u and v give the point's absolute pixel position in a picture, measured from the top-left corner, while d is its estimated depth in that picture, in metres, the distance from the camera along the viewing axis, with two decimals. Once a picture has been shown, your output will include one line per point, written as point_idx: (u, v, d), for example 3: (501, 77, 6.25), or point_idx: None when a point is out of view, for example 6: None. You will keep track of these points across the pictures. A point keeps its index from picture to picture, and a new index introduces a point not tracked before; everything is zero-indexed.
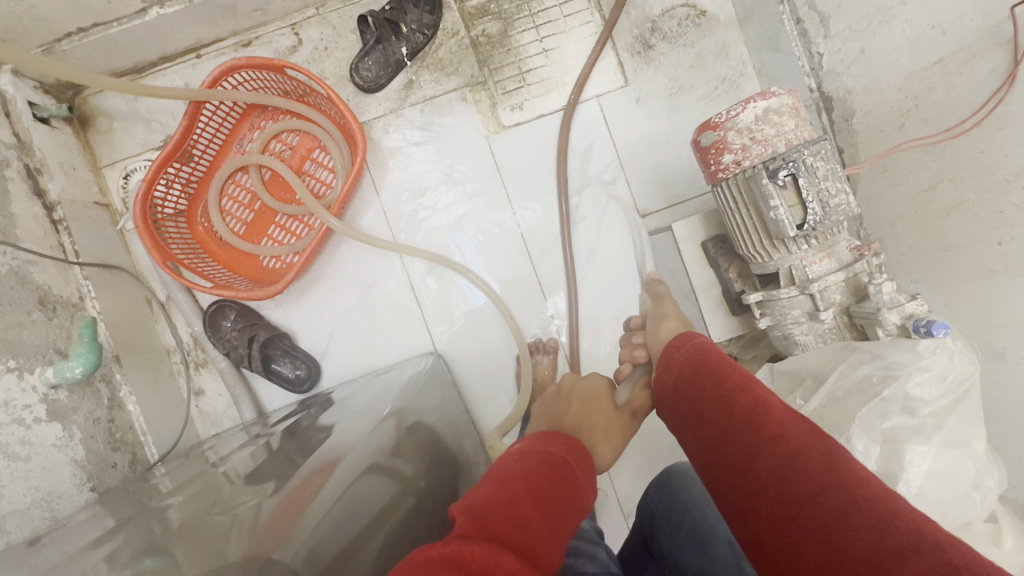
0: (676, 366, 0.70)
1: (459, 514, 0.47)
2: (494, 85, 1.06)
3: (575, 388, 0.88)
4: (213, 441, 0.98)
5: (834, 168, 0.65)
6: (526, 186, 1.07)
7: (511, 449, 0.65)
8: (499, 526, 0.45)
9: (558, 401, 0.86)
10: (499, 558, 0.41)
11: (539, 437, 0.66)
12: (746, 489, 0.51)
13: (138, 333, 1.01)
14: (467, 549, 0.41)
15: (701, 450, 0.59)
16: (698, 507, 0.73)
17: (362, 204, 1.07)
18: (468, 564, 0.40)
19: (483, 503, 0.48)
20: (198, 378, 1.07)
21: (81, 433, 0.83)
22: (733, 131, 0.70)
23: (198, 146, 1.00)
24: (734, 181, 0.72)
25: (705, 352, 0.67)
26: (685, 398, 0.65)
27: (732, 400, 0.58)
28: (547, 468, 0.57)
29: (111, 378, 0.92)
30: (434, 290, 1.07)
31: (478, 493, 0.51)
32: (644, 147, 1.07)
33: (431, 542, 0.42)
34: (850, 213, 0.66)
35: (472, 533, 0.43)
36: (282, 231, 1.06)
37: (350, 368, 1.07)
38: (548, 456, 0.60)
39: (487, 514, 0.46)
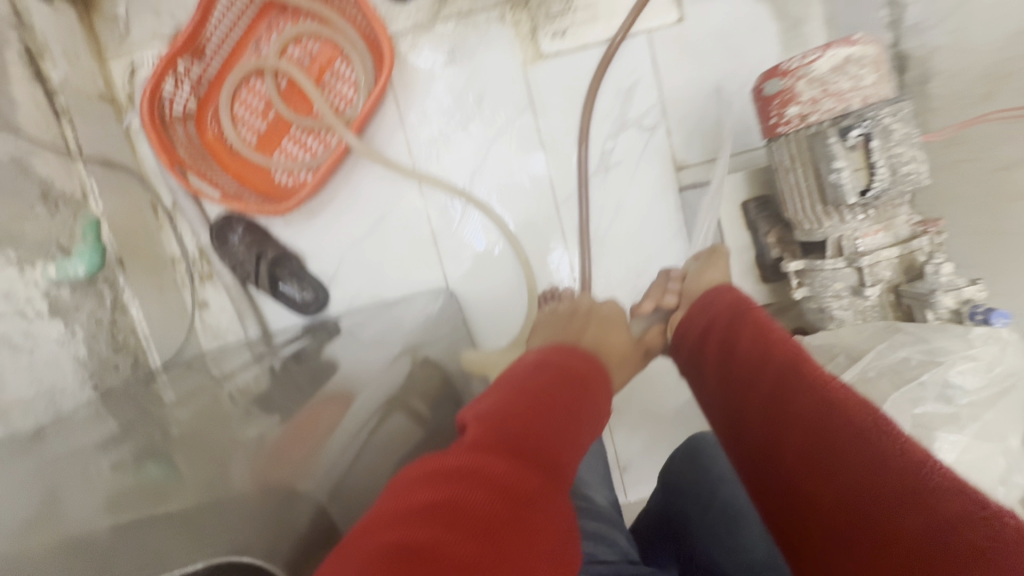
0: (711, 313, 0.67)
1: (474, 423, 0.44)
2: (537, 7, 0.96)
3: (594, 311, 0.78)
4: (216, 354, 0.98)
5: (911, 132, 0.59)
6: (559, 123, 1.00)
7: (526, 358, 0.61)
8: (517, 440, 0.42)
9: (573, 318, 0.76)
10: (517, 472, 0.39)
11: (555, 347, 0.62)
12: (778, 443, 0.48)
13: (141, 237, 0.97)
14: (485, 462, 0.39)
15: (727, 399, 0.57)
16: (733, 484, 0.70)
17: (383, 127, 1.00)
18: (485, 478, 0.38)
19: (501, 412, 0.46)
20: (202, 291, 1.03)
21: (83, 333, 0.81)
22: (803, 80, 0.62)
23: (211, 42, 0.93)
24: (794, 138, 0.66)
25: (744, 305, 0.65)
26: (716, 344, 0.62)
27: (771, 354, 0.55)
28: (569, 382, 0.54)
29: (114, 280, 0.89)
30: (449, 225, 1.03)
31: (492, 402, 0.48)
32: (690, 94, 0.99)
33: (448, 451, 0.40)
34: (918, 184, 0.61)
35: (489, 444, 0.41)
36: (296, 146, 0.99)
37: (358, 297, 1.04)
38: (563, 367, 0.56)
39: (505, 425, 0.44)
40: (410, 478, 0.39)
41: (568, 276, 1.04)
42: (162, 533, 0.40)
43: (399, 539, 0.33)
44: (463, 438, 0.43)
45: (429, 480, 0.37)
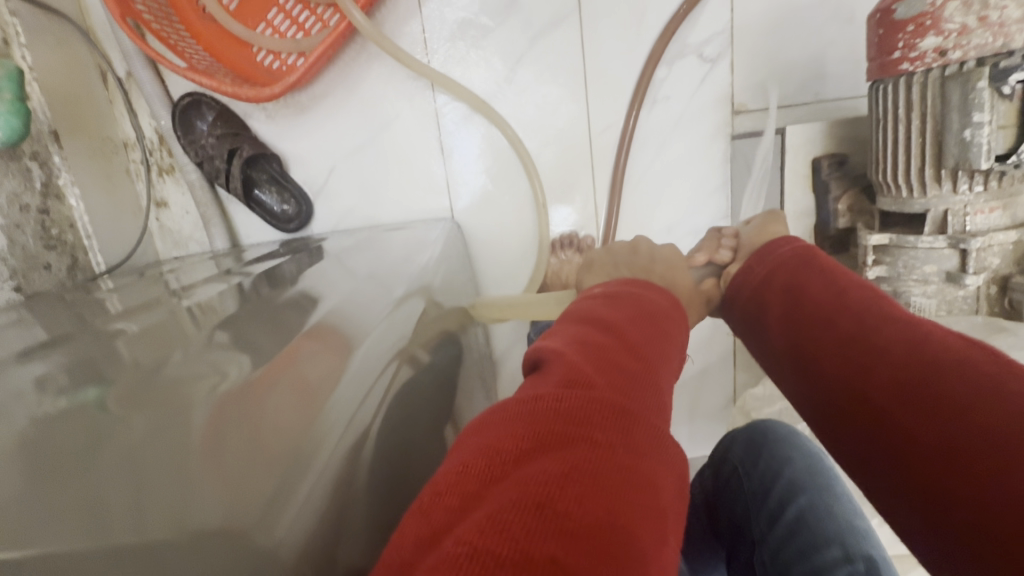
0: (775, 255, 0.58)
1: (554, 358, 0.36)
2: None
3: (656, 252, 0.64)
4: (176, 264, 0.83)
5: None
6: (607, 37, 0.84)
7: (590, 291, 0.52)
8: (607, 376, 0.34)
9: (634, 259, 0.62)
10: (613, 408, 0.31)
11: (621, 280, 0.53)
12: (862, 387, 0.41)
13: (85, 109, 0.78)
14: (581, 403, 0.31)
15: (791, 341, 0.50)
16: (810, 492, 0.56)
17: (396, 13, 0.82)
18: (581, 419, 0.30)
19: (580, 346, 0.38)
20: (161, 187, 0.87)
21: (1, 218, 0.65)
22: (958, 1, 0.48)
23: None
24: (923, 80, 0.53)
25: (812, 250, 0.56)
26: (781, 287, 0.54)
27: (855, 296, 0.47)
28: (650, 321, 0.46)
29: (47, 159, 0.72)
30: (464, 144, 0.87)
31: (564, 336, 0.40)
32: (766, 22, 0.83)
33: (514, 399, 0.32)
34: None
35: (577, 378, 0.33)
36: (287, 21, 0.80)
37: (347, 216, 0.89)
38: (636, 301, 0.48)
39: (592, 361, 0.36)
40: (482, 427, 0.31)
41: (593, 222, 0.91)
42: (157, 474, 0.31)
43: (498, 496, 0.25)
44: (541, 373, 0.35)
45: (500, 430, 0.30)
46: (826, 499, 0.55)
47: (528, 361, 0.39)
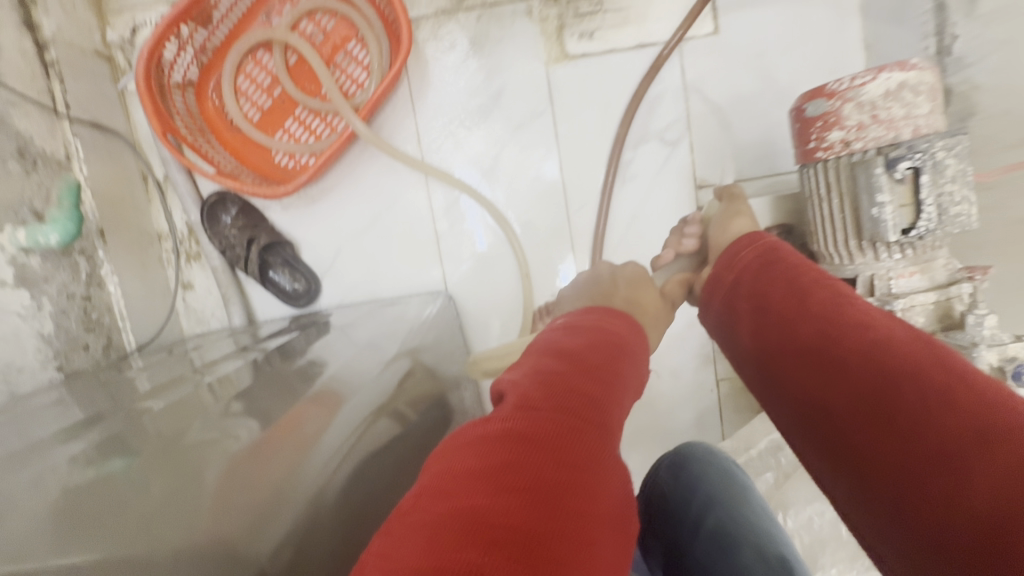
0: (740, 266, 0.65)
1: (512, 389, 0.42)
2: (566, 5, 0.93)
3: (619, 272, 0.73)
4: (198, 342, 0.92)
5: (965, 170, 0.55)
6: (579, 128, 0.96)
7: (555, 323, 0.59)
8: (565, 396, 0.41)
9: (602, 284, 0.71)
10: (568, 428, 0.37)
11: (586, 308, 0.59)
12: (828, 404, 0.47)
13: (126, 208, 0.90)
14: (536, 424, 0.37)
15: (763, 361, 0.56)
16: (726, 506, 0.63)
17: (394, 116, 0.95)
18: (540, 440, 0.36)
19: (540, 374, 0.43)
20: (188, 271, 0.98)
21: (52, 306, 0.75)
22: (851, 103, 0.58)
23: (218, 7, 0.86)
24: (834, 165, 0.61)
25: (775, 252, 0.63)
26: (750, 298, 0.60)
27: (809, 313, 0.53)
28: (609, 343, 0.52)
29: (92, 254, 0.83)
30: (456, 222, 0.98)
31: (524, 368, 0.46)
32: (717, 111, 0.95)
33: (481, 420, 0.38)
34: (968, 227, 0.56)
35: (533, 403, 0.39)
36: (301, 127, 0.94)
37: (352, 291, 0.99)
38: (595, 328, 0.54)
39: (546, 384, 0.42)
40: (442, 453, 0.37)
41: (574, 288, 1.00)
42: (170, 527, 0.38)
43: (452, 519, 0.31)
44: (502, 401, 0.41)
45: (468, 447, 0.36)
46: (740, 511, 0.62)
47: (496, 387, 0.45)
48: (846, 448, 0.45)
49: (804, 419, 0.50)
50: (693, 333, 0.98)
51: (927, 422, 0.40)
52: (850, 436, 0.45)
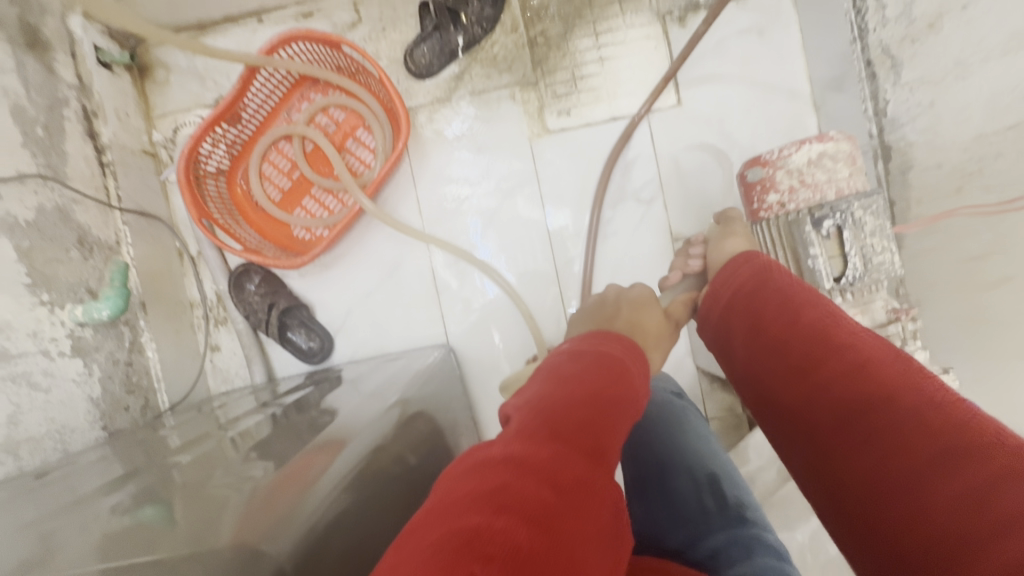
0: (734, 287, 0.65)
1: (517, 418, 0.46)
2: (544, 88, 1.06)
3: (622, 298, 0.80)
4: (223, 399, 1.01)
5: (883, 225, 0.64)
6: (561, 192, 1.07)
7: (560, 347, 0.64)
8: (563, 426, 0.44)
9: (605, 310, 0.77)
10: (566, 455, 0.42)
11: (587, 335, 0.63)
12: (819, 432, 0.48)
13: (164, 282, 1.03)
14: (533, 451, 0.41)
15: (757, 382, 0.57)
16: (659, 435, 0.77)
17: (397, 190, 1.08)
18: (536, 467, 0.40)
19: (543, 404, 0.47)
20: (215, 334, 1.08)
21: (100, 372, 0.85)
22: (782, 171, 0.67)
23: (247, 109, 1.02)
24: (774, 223, 0.69)
25: (767, 272, 0.63)
26: (744, 321, 0.61)
27: (801, 333, 0.54)
28: (611, 370, 0.55)
29: (135, 323, 0.94)
30: (455, 281, 1.08)
31: (529, 395, 0.50)
32: (686, 171, 1.06)
33: (489, 445, 0.42)
34: (892, 273, 0.65)
35: (532, 430, 0.43)
36: (316, 204, 1.07)
37: (361, 347, 1.08)
38: (598, 355, 0.58)
39: (547, 413, 0.46)
40: (450, 476, 0.42)
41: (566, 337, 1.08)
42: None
43: (446, 536, 0.35)
44: (505, 429, 0.46)
45: (476, 474, 0.40)
46: (670, 437, 0.76)
47: (504, 411, 0.50)
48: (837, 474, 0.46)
49: (797, 442, 0.51)
50: (680, 375, 1.05)
51: (906, 446, 0.41)
52: (839, 462, 0.46)
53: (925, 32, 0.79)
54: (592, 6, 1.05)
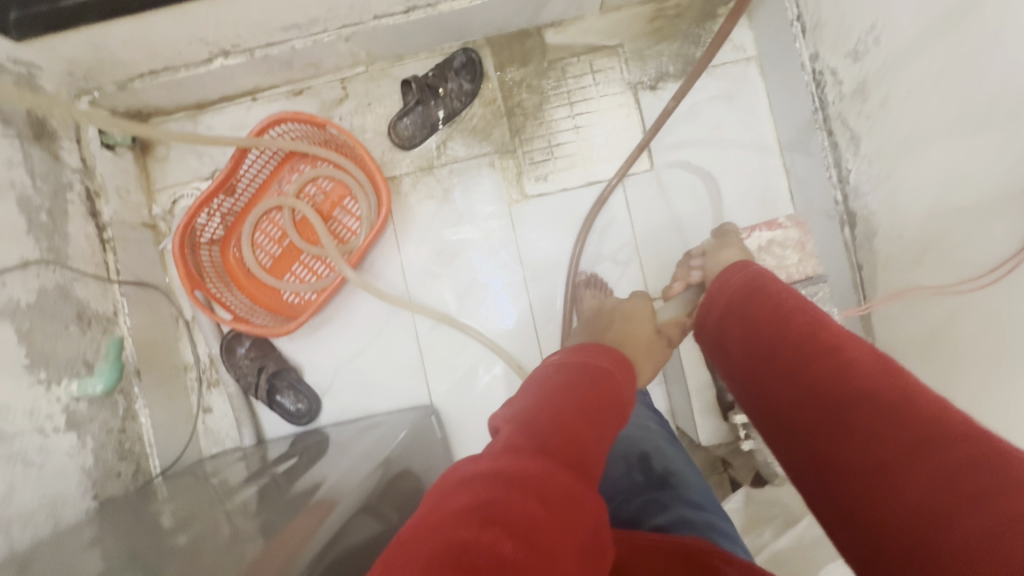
0: (729, 295, 0.72)
1: (507, 429, 0.50)
2: (522, 155, 1.11)
3: (617, 311, 0.86)
4: (213, 462, 1.04)
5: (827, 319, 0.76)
6: (541, 255, 1.11)
7: (550, 360, 0.67)
8: (551, 438, 0.48)
9: (602, 322, 0.83)
10: (549, 471, 0.44)
11: (585, 346, 0.68)
12: (805, 419, 0.53)
13: (159, 348, 1.07)
14: (522, 464, 0.44)
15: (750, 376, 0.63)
16: None
17: (382, 256, 1.11)
18: (523, 481, 0.43)
19: (531, 416, 0.51)
20: (208, 396, 1.13)
21: (93, 442, 0.89)
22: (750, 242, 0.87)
23: (241, 181, 1.08)
24: None
25: (761, 280, 0.69)
26: (742, 327, 0.67)
27: (788, 332, 0.59)
28: (601, 382, 0.60)
29: (129, 390, 0.98)
30: (438, 342, 1.11)
31: (519, 405, 0.54)
32: (661, 233, 1.10)
33: (479, 458, 0.46)
34: None
35: (520, 446, 0.46)
36: (305, 269, 1.12)
37: (347, 408, 1.11)
38: (588, 366, 0.62)
39: (536, 430, 0.49)
40: (440, 488, 0.45)
41: None
42: None
43: (442, 551, 0.38)
44: (496, 439, 0.49)
45: (463, 488, 0.43)
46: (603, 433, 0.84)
47: (495, 422, 0.53)
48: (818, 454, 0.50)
49: (786, 430, 0.55)
50: None
51: (871, 427, 0.46)
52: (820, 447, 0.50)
53: (877, 109, 0.81)
54: (566, 77, 1.10)
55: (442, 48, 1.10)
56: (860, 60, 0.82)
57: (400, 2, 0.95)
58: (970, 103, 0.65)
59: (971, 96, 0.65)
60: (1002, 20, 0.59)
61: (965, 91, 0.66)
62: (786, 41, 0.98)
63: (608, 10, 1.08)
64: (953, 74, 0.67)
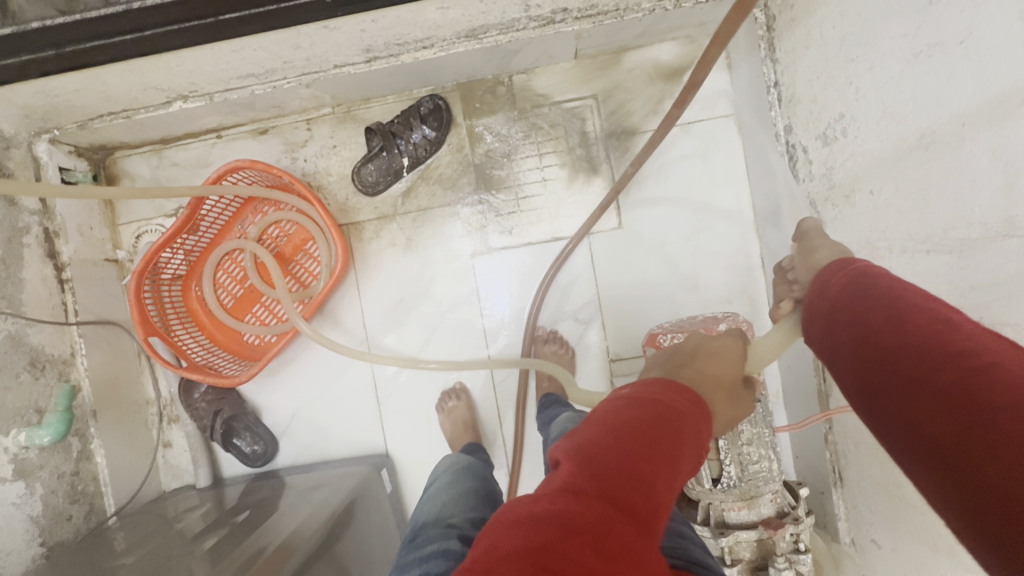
0: (835, 298, 0.59)
1: (566, 464, 0.43)
2: (487, 206, 1.08)
3: (704, 343, 0.67)
4: (167, 502, 1.06)
5: (759, 433, 0.72)
6: (502, 308, 1.09)
7: (619, 391, 0.56)
8: (616, 479, 0.41)
9: (684, 351, 0.67)
10: (610, 519, 0.37)
11: (655, 381, 0.56)
12: (924, 431, 0.41)
13: (120, 384, 1.09)
14: (578, 510, 0.37)
15: (858, 384, 0.51)
16: None
17: (342, 303, 1.11)
18: (579, 527, 0.36)
19: (591, 454, 0.43)
20: (168, 431, 1.15)
21: (42, 489, 0.90)
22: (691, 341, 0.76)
23: (205, 220, 1.07)
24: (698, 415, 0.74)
25: (869, 281, 0.56)
26: (846, 333, 0.54)
27: (907, 332, 0.47)
28: (677, 431, 0.49)
29: (85, 432, 1.00)
30: (396, 390, 1.11)
31: (583, 436, 0.46)
32: (624, 293, 1.07)
33: (538, 495, 0.40)
34: (769, 477, 0.72)
35: (580, 486, 0.40)
36: (266, 311, 1.12)
37: (303, 452, 1.12)
38: (662, 408, 0.51)
39: (602, 471, 0.41)
40: (491, 530, 0.40)
41: (500, 448, 1.11)
42: None
43: None
44: (556, 476, 0.43)
45: (517, 527, 0.37)
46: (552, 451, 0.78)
47: (555, 455, 0.46)
48: (946, 475, 0.38)
49: (906, 447, 0.43)
50: None
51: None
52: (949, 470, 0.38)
53: (842, 200, 0.77)
54: (536, 127, 1.06)
55: (411, 93, 1.07)
56: (828, 145, 0.78)
57: (359, 53, 0.90)
58: (925, 223, 0.62)
59: (925, 215, 0.62)
60: (958, 147, 0.55)
61: (921, 209, 0.62)
62: (763, 106, 0.93)
63: (581, 58, 1.04)
64: (910, 188, 0.63)
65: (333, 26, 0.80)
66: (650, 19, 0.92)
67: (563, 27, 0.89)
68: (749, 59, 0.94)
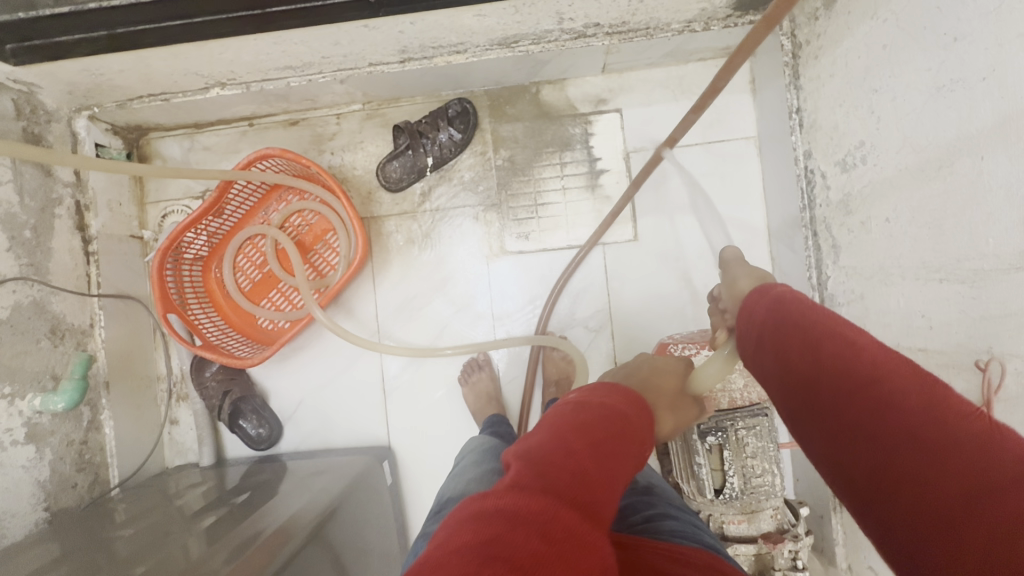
0: (757, 322, 0.59)
1: (514, 468, 0.44)
2: (506, 210, 1.10)
3: (647, 361, 0.70)
4: (170, 478, 1.08)
5: (764, 447, 0.73)
6: (513, 310, 1.11)
7: (565, 397, 0.58)
8: (563, 478, 0.42)
9: (629, 367, 0.70)
10: (558, 511, 0.39)
11: (598, 387, 0.58)
12: (846, 454, 0.45)
13: (134, 359, 1.11)
14: (524, 503, 0.39)
15: (782, 399, 0.54)
16: None
17: (356, 295, 1.13)
18: (527, 517, 0.38)
19: (536, 457, 0.44)
20: (176, 408, 1.17)
21: (51, 454, 0.92)
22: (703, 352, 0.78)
23: (229, 206, 1.10)
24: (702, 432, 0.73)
25: (785, 304, 0.56)
26: (770, 352, 0.55)
27: (823, 355, 0.49)
28: (619, 431, 0.50)
29: (97, 402, 1.02)
30: (404, 384, 1.13)
31: (533, 440, 0.48)
32: (635, 304, 1.09)
33: (488, 492, 0.41)
34: (771, 492, 0.72)
35: (528, 483, 0.41)
36: (282, 297, 1.14)
37: (307, 438, 1.14)
38: (607, 413, 0.52)
39: (550, 470, 0.43)
40: (446, 525, 0.41)
41: None
42: None
43: None
44: (506, 478, 0.44)
45: (472, 522, 0.39)
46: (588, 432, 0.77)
47: (505, 458, 0.47)
48: (866, 493, 0.43)
49: (830, 464, 0.48)
50: None
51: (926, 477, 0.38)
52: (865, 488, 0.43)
53: (858, 226, 0.79)
54: (559, 136, 1.09)
55: (439, 95, 1.10)
56: (847, 171, 0.80)
57: (394, 53, 0.93)
58: (939, 252, 0.63)
59: (940, 244, 0.63)
60: (976, 180, 0.56)
61: (935, 238, 0.64)
62: (783, 130, 0.95)
63: (608, 72, 1.07)
64: (925, 218, 0.65)
65: (374, 25, 0.83)
66: (678, 40, 0.94)
67: (594, 41, 0.92)
68: (773, 84, 0.96)
